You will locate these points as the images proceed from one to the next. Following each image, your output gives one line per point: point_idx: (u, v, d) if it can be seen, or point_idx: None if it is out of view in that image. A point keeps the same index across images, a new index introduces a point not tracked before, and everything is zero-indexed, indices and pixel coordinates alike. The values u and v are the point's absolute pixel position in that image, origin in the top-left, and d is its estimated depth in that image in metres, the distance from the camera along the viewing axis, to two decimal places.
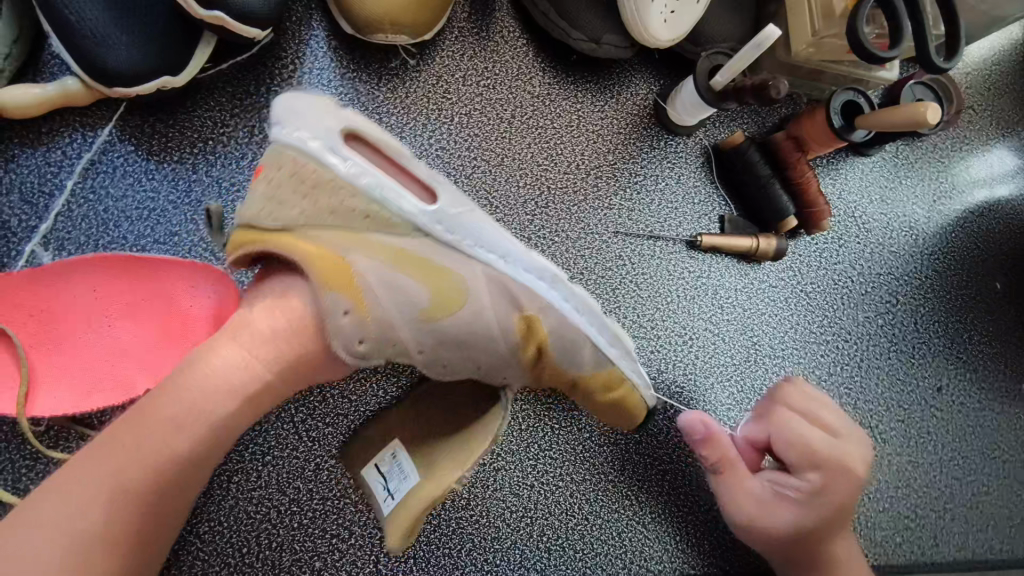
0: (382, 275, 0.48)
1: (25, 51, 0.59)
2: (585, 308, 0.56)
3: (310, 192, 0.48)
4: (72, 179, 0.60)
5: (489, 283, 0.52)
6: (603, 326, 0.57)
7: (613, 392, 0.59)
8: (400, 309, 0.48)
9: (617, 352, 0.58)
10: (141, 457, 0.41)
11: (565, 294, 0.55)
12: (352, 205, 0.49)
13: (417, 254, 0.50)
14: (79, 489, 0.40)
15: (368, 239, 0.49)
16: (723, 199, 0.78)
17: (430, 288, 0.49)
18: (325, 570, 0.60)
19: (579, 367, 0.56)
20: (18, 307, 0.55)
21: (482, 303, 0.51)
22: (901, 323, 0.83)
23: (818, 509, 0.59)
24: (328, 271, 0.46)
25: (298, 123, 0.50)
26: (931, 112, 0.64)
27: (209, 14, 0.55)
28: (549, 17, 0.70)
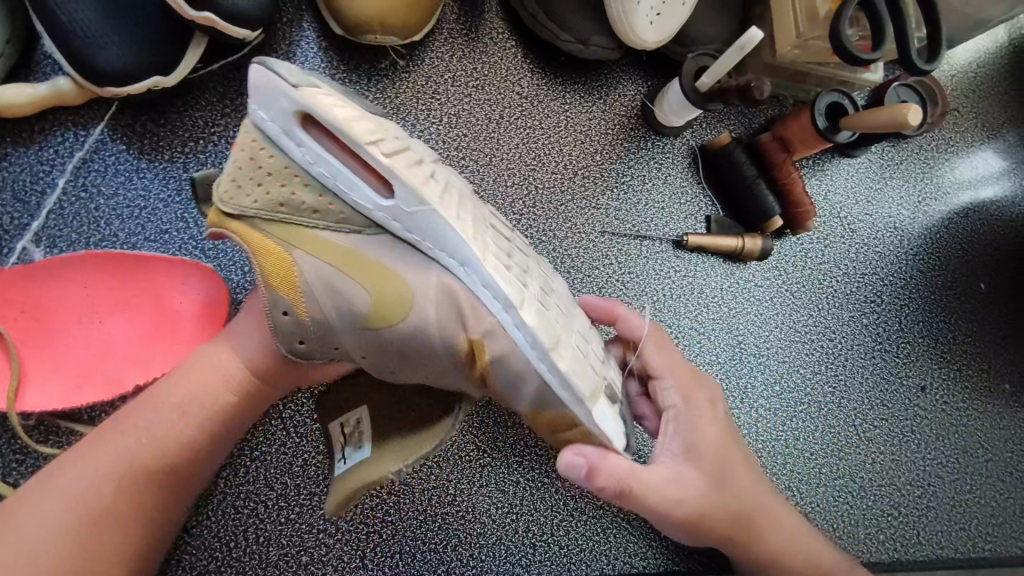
0: (326, 279, 0.47)
1: (18, 50, 0.60)
2: (546, 338, 0.47)
3: (264, 179, 0.47)
4: (65, 177, 0.61)
5: (440, 296, 0.48)
6: (557, 355, 0.47)
7: (564, 432, 0.52)
8: (341, 314, 0.48)
9: (569, 397, 0.48)
10: (140, 444, 0.46)
11: (521, 314, 0.47)
12: (302, 199, 0.47)
13: (367, 257, 0.48)
14: (77, 480, 0.44)
15: (318, 237, 0.48)
16: (710, 199, 0.79)
17: (371, 295, 0.48)
18: (313, 564, 0.61)
19: (520, 396, 0.51)
20: (10, 303, 0.56)
21: (423, 318, 0.48)
22: (885, 322, 0.84)
23: (711, 450, 0.54)
24: (273, 267, 0.47)
25: (258, 104, 0.46)
26: (913, 113, 0.65)
27: (200, 15, 0.56)
28: (538, 19, 0.71)
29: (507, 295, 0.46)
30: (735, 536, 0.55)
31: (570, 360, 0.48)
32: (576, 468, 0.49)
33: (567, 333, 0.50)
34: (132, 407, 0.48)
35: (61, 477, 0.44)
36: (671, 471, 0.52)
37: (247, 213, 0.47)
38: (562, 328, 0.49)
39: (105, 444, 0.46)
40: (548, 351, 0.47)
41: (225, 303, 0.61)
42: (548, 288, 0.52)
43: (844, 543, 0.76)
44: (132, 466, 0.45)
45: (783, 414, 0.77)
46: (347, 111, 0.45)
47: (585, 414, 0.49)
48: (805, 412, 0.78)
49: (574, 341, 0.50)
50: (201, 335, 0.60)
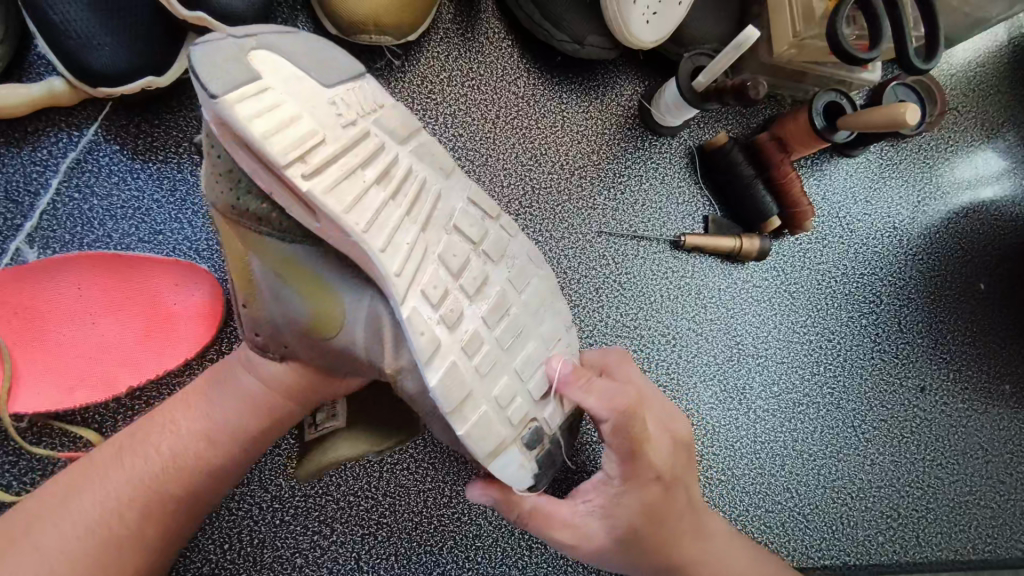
0: (272, 284, 0.48)
1: (11, 51, 0.59)
2: (449, 401, 0.45)
3: (223, 176, 0.47)
4: (58, 178, 0.60)
5: (371, 321, 0.48)
6: (466, 408, 0.46)
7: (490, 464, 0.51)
8: (284, 321, 0.49)
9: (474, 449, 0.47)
10: (156, 466, 0.46)
11: (428, 372, 0.45)
12: (249, 204, 0.46)
13: (313, 269, 0.48)
14: (92, 503, 0.44)
15: (270, 243, 0.48)
16: (707, 199, 0.79)
17: (312, 308, 0.48)
18: (308, 567, 0.61)
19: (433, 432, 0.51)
20: (3, 305, 0.56)
21: (354, 337, 0.49)
22: (884, 323, 0.83)
23: (633, 519, 0.51)
24: (234, 265, 0.48)
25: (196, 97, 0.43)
26: (911, 113, 0.65)
27: (192, 15, 0.55)
28: (535, 19, 0.70)
29: (421, 350, 0.44)
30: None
31: (482, 413, 0.47)
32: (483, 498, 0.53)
33: (491, 379, 0.48)
34: (148, 428, 0.48)
35: (80, 491, 0.44)
36: (579, 527, 0.52)
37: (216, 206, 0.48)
38: (478, 381, 0.47)
39: (126, 462, 0.46)
40: (449, 414, 0.45)
41: (221, 303, 0.62)
42: (503, 307, 0.49)
43: (842, 545, 0.75)
44: (148, 487, 0.46)
45: (781, 415, 0.77)
46: (273, 119, 0.41)
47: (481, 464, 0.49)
48: (803, 414, 0.77)
49: (505, 381, 0.49)
50: (195, 335, 0.60)
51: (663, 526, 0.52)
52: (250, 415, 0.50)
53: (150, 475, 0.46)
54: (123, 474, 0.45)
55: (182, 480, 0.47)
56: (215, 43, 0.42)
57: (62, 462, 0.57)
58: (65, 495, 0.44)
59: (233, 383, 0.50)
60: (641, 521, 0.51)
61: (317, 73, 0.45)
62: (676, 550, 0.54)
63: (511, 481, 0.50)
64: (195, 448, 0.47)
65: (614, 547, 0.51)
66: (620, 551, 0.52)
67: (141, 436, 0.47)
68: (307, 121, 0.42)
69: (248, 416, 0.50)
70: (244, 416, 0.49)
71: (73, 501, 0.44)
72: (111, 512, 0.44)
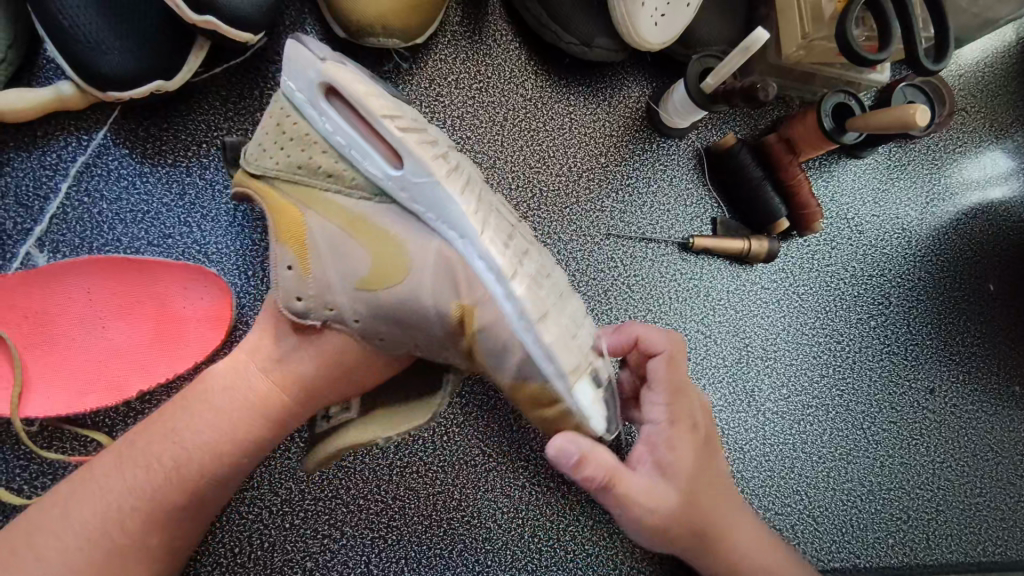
0: (330, 238, 0.50)
1: (22, 55, 0.59)
2: (533, 310, 0.47)
3: (287, 144, 0.52)
4: (68, 182, 0.60)
5: (438, 263, 0.49)
6: (546, 328, 0.47)
7: (549, 408, 0.51)
8: (340, 275, 0.49)
9: (552, 371, 0.48)
10: (154, 476, 0.46)
11: (512, 283, 0.47)
12: (320, 163, 0.51)
13: (370, 220, 0.50)
14: (93, 514, 0.44)
15: (329, 199, 0.51)
16: (716, 201, 0.78)
17: (371, 256, 0.49)
18: (318, 570, 0.61)
19: (502, 371, 0.50)
20: (13, 308, 0.56)
21: (418, 281, 0.48)
22: (894, 324, 0.83)
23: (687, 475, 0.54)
24: (286, 225, 0.50)
25: (291, 77, 0.52)
26: (921, 114, 0.65)
27: (202, 19, 0.55)
28: (542, 21, 0.70)
29: (501, 266, 0.47)
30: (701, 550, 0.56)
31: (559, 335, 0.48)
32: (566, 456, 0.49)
33: (559, 308, 0.50)
34: (146, 435, 0.47)
35: (79, 501, 0.45)
36: (651, 486, 0.52)
37: (270, 173, 0.52)
38: (552, 306, 0.49)
39: (127, 471, 0.46)
40: (535, 322, 0.47)
41: (230, 307, 0.61)
42: (548, 266, 0.52)
43: (851, 547, 0.75)
44: (148, 497, 0.46)
45: (791, 417, 0.76)
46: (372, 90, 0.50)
47: (556, 392, 0.49)
48: (813, 415, 0.77)
49: (568, 317, 0.50)
50: (204, 339, 0.60)
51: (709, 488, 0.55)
52: (253, 418, 0.49)
53: (152, 482, 0.46)
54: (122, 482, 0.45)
55: (181, 488, 0.47)
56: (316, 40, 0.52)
57: (72, 466, 0.57)
58: (67, 503, 0.45)
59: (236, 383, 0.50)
60: (703, 477, 0.55)
61: (385, 84, 0.55)
62: (726, 516, 0.56)
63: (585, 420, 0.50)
64: (197, 454, 0.47)
65: (677, 507, 0.53)
66: (683, 515, 0.53)
67: (139, 443, 0.47)
68: (388, 98, 0.50)
69: (251, 418, 0.49)
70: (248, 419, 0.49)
71: (71, 512, 0.44)
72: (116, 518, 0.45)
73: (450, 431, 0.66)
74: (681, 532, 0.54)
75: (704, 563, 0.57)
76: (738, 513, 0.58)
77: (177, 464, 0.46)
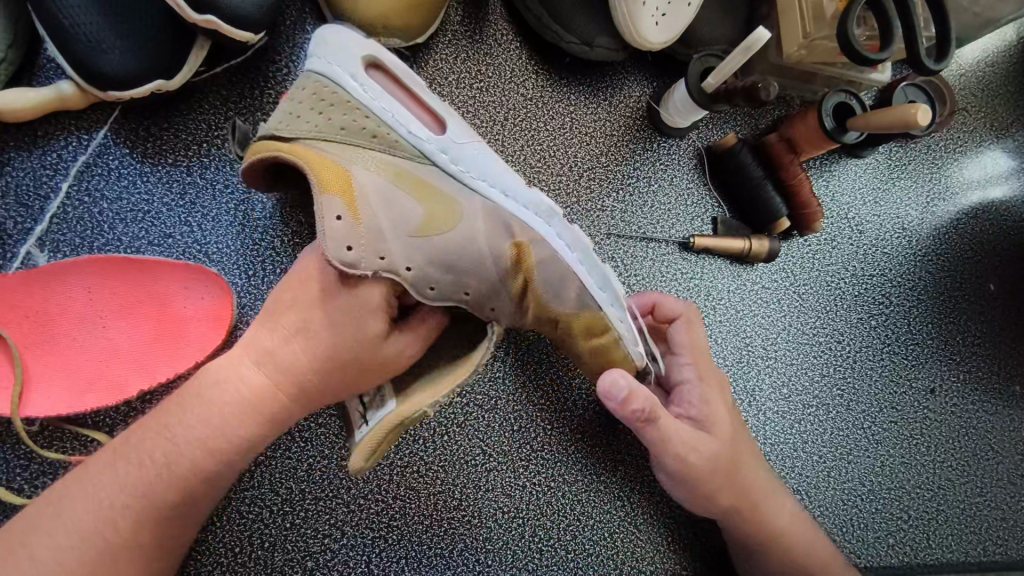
0: (382, 191, 0.52)
1: (22, 54, 0.59)
2: (579, 245, 0.57)
3: (326, 108, 0.53)
4: (68, 181, 0.60)
5: (488, 213, 0.54)
6: (590, 262, 0.57)
7: (597, 337, 0.57)
8: (393, 224, 0.51)
9: (605, 297, 0.56)
10: (148, 474, 0.46)
11: (557, 224, 0.56)
12: (363, 125, 0.53)
13: (418, 176, 0.53)
14: (89, 513, 0.44)
15: (370, 158, 0.53)
16: (716, 200, 0.78)
17: (426, 207, 0.52)
18: (318, 570, 0.61)
19: (561, 304, 0.55)
20: (13, 307, 0.56)
21: (473, 227, 0.53)
22: (894, 324, 0.83)
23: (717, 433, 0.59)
24: (331, 178, 0.50)
25: (328, 53, 0.56)
26: (922, 114, 0.65)
27: (203, 19, 0.55)
28: (543, 21, 0.70)
29: (546, 211, 0.56)
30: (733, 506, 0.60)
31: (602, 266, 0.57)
32: (616, 390, 0.53)
33: None
34: (140, 432, 0.47)
35: (75, 500, 0.45)
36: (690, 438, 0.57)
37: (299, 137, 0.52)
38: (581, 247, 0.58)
39: (122, 469, 0.46)
40: (585, 253, 0.56)
41: (230, 306, 0.61)
42: None
43: (852, 546, 0.75)
44: (143, 495, 0.46)
45: (791, 416, 0.76)
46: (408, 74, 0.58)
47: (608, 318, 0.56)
48: (814, 415, 0.77)
49: None
50: (204, 339, 0.60)
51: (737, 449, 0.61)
52: (252, 416, 0.49)
53: (146, 479, 0.46)
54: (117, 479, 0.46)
55: (176, 487, 0.46)
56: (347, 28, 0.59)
57: (73, 466, 0.57)
58: (63, 502, 0.45)
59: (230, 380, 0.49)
60: (734, 438, 0.61)
61: None
62: (755, 478, 0.62)
63: (630, 346, 0.58)
64: (192, 451, 0.47)
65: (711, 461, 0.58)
66: (717, 468, 0.58)
67: (133, 440, 0.47)
68: (418, 86, 0.59)
69: (246, 414, 0.49)
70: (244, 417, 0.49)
71: (67, 510, 0.44)
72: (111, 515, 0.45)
73: (451, 430, 0.66)
74: (713, 484, 0.59)
75: (731, 521, 0.62)
76: (762, 475, 0.63)
77: (170, 461, 0.46)
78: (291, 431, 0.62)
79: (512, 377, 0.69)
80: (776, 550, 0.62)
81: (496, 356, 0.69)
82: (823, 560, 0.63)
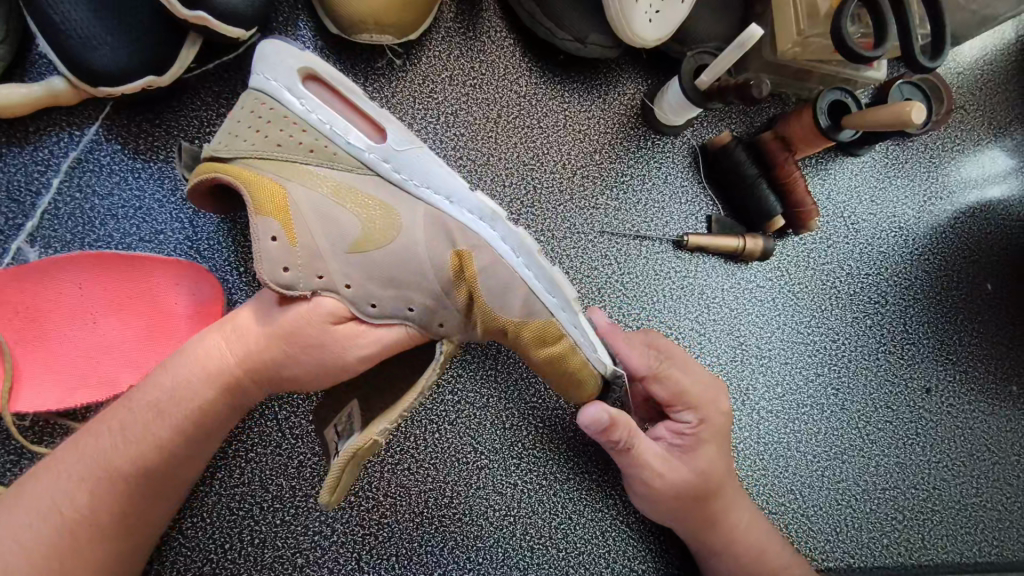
0: (317, 208, 0.51)
1: (13, 51, 0.59)
2: (523, 247, 0.56)
3: (264, 126, 0.52)
4: (59, 177, 0.61)
5: (428, 223, 0.54)
6: (537, 266, 0.56)
7: (550, 347, 0.57)
8: (330, 241, 0.51)
9: (554, 302, 0.56)
10: (116, 446, 0.45)
11: (499, 226, 0.56)
12: (301, 139, 0.53)
13: (358, 189, 0.53)
14: (54, 490, 0.44)
15: (308, 173, 0.52)
16: (711, 199, 0.78)
17: (363, 220, 0.52)
18: (308, 566, 0.61)
19: (508, 313, 0.55)
20: (4, 303, 0.56)
21: (413, 238, 0.53)
22: (889, 324, 0.83)
23: (698, 471, 0.61)
24: (265, 198, 0.50)
25: (267, 67, 0.54)
26: (916, 112, 0.64)
27: (193, 15, 0.55)
28: (536, 18, 0.70)
29: (487, 212, 0.55)
30: (692, 524, 0.62)
31: (551, 270, 0.56)
32: (598, 421, 0.56)
33: None
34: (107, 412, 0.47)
35: (39, 484, 0.44)
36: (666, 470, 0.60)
37: (233, 161, 0.51)
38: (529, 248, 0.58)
39: (86, 443, 0.46)
40: (530, 252, 0.56)
41: (221, 303, 0.61)
42: None
43: (845, 547, 0.74)
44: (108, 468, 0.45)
45: (785, 416, 0.76)
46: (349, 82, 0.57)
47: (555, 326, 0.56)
48: (807, 414, 0.77)
49: None
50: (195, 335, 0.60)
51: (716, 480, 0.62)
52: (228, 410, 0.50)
53: (105, 471, 0.45)
54: (80, 468, 0.45)
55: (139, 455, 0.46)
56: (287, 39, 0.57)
57: None
58: (28, 485, 0.44)
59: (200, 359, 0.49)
60: (713, 462, 0.62)
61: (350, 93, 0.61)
62: (718, 492, 0.62)
63: (586, 353, 0.58)
64: (157, 444, 0.46)
65: (679, 494, 0.60)
66: (684, 489, 0.60)
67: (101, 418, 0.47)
68: (360, 90, 0.57)
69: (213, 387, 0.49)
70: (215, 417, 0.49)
71: (31, 491, 0.44)
72: (70, 510, 0.44)
73: (442, 428, 0.66)
74: (677, 502, 0.61)
75: (685, 527, 0.63)
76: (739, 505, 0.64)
77: (133, 451, 0.46)
78: (283, 428, 0.62)
79: (503, 375, 0.68)
80: (724, 559, 0.63)
81: (488, 355, 0.68)
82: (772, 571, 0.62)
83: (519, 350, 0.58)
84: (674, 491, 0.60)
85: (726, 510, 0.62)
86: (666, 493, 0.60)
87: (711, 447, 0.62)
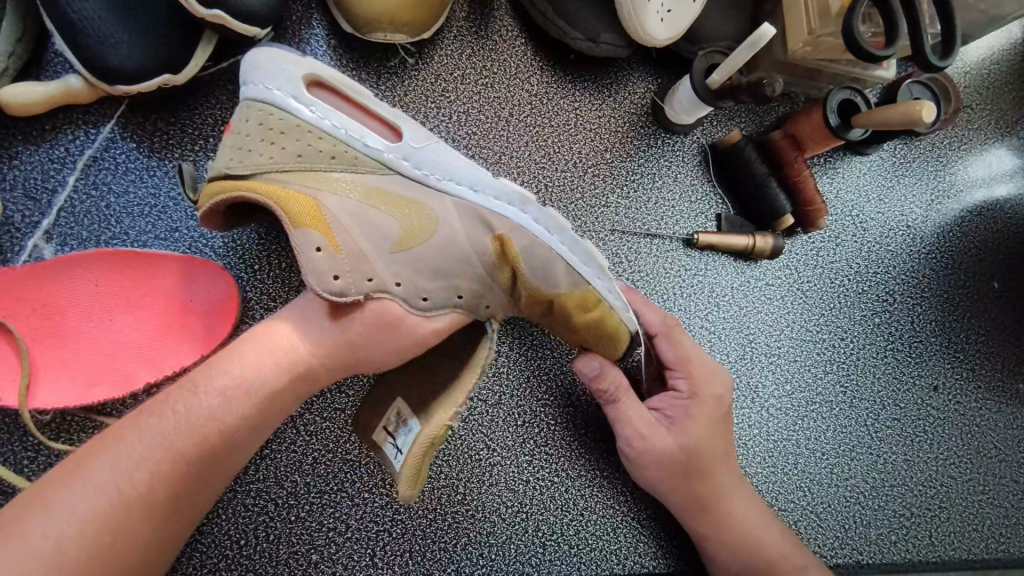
0: (352, 212, 0.52)
1: (30, 48, 0.60)
2: (553, 221, 0.56)
3: (279, 139, 0.52)
4: (75, 175, 0.61)
5: (460, 216, 0.55)
6: (571, 241, 0.56)
7: (588, 312, 0.57)
8: (372, 244, 0.52)
9: (592, 271, 0.57)
10: (179, 424, 0.44)
11: (530, 207, 0.56)
12: (320, 148, 0.53)
13: (386, 190, 0.54)
14: (118, 463, 0.42)
15: (332, 178, 0.53)
16: (720, 197, 0.78)
17: (398, 219, 0.53)
18: (323, 562, 0.61)
19: (553, 285, 0.55)
20: (22, 300, 0.56)
21: (450, 229, 0.54)
22: (898, 322, 0.83)
23: (689, 446, 0.61)
24: (300, 209, 0.50)
25: (266, 77, 0.54)
26: (926, 110, 0.65)
27: (210, 14, 0.55)
28: (548, 17, 0.70)
29: (515, 197, 0.56)
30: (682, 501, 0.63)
31: (583, 241, 0.57)
32: (590, 367, 0.61)
33: None
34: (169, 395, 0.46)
35: (100, 460, 0.42)
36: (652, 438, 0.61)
37: (255, 176, 0.51)
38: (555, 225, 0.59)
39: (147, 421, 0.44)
40: (559, 227, 0.56)
41: (236, 299, 0.61)
42: None
43: (855, 544, 0.75)
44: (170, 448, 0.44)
45: (794, 413, 0.77)
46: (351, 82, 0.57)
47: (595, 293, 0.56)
48: (816, 411, 0.77)
49: None
50: (210, 331, 0.60)
51: (713, 461, 0.63)
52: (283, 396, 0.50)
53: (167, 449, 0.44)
54: (143, 444, 0.43)
55: (202, 437, 0.45)
56: (277, 47, 0.57)
57: None
58: (89, 461, 0.42)
59: (268, 345, 0.50)
60: (707, 441, 0.62)
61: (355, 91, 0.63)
62: (712, 474, 0.63)
63: (623, 312, 0.59)
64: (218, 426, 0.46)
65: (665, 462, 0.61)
66: (675, 467, 0.61)
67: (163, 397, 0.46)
68: (364, 89, 0.58)
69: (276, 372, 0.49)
70: (260, 419, 0.48)
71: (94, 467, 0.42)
72: (130, 488, 0.42)
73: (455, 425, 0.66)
74: (667, 477, 0.62)
75: (687, 519, 0.63)
76: (734, 487, 0.64)
77: (194, 432, 0.45)
78: (296, 424, 0.62)
79: (515, 373, 0.69)
80: (725, 545, 0.63)
81: (501, 354, 0.69)
82: (768, 559, 0.62)
83: (559, 319, 0.58)
84: (663, 463, 0.61)
85: (720, 490, 0.63)
86: (657, 464, 0.62)
87: (706, 426, 0.63)
